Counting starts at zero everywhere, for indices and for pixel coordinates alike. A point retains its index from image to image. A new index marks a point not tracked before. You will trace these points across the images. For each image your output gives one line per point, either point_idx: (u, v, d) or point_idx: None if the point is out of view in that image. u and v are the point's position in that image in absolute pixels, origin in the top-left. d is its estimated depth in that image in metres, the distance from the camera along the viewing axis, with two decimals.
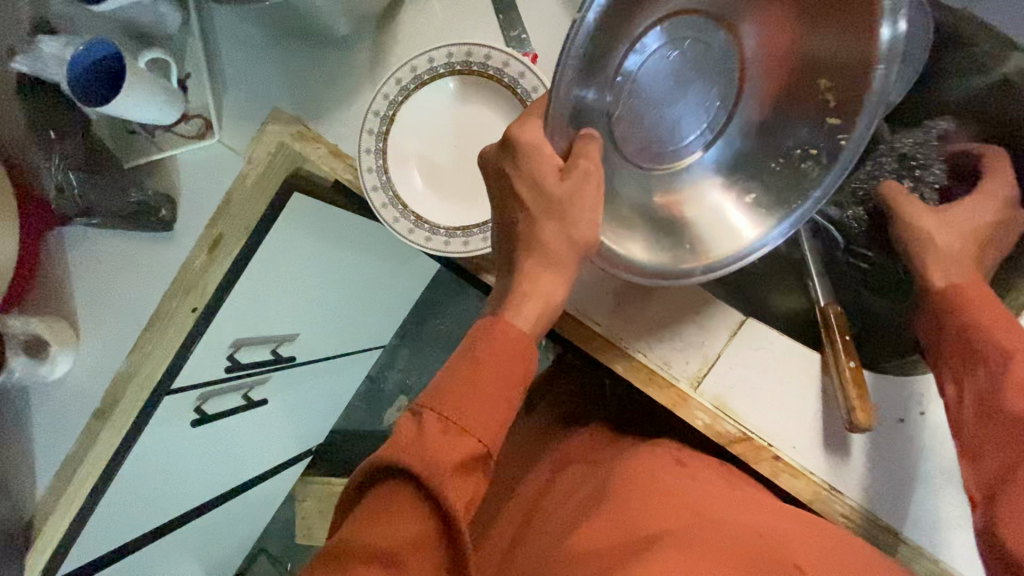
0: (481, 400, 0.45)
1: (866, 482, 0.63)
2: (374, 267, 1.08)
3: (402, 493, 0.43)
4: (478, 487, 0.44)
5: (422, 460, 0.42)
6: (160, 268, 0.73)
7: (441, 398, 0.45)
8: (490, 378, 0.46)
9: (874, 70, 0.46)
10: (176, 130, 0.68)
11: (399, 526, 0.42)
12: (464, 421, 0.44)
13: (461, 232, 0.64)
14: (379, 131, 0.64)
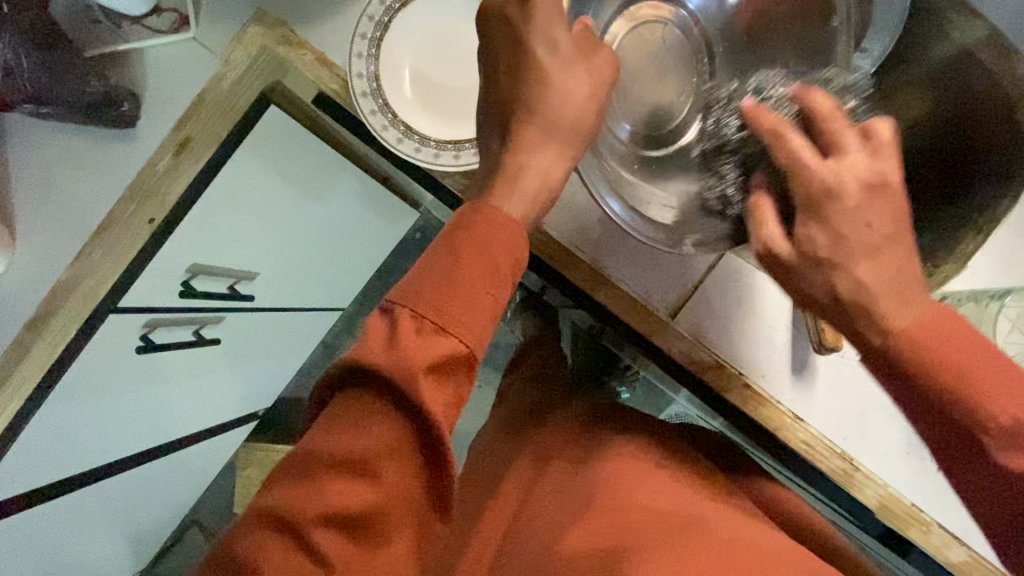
0: (465, 289, 0.38)
1: (847, 432, 0.59)
2: (344, 218, 1.04)
3: (369, 403, 0.37)
4: (458, 390, 0.38)
5: (392, 362, 0.36)
6: (115, 172, 0.67)
7: (418, 294, 0.38)
8: (473, 267, 0.38)
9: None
10: (146, 23, 0.63)
11: (369, 435, 0.36)
12: (446, 320, 0.37)
13: (453, 145, 0.59)
14: (373, 37, 0.58)
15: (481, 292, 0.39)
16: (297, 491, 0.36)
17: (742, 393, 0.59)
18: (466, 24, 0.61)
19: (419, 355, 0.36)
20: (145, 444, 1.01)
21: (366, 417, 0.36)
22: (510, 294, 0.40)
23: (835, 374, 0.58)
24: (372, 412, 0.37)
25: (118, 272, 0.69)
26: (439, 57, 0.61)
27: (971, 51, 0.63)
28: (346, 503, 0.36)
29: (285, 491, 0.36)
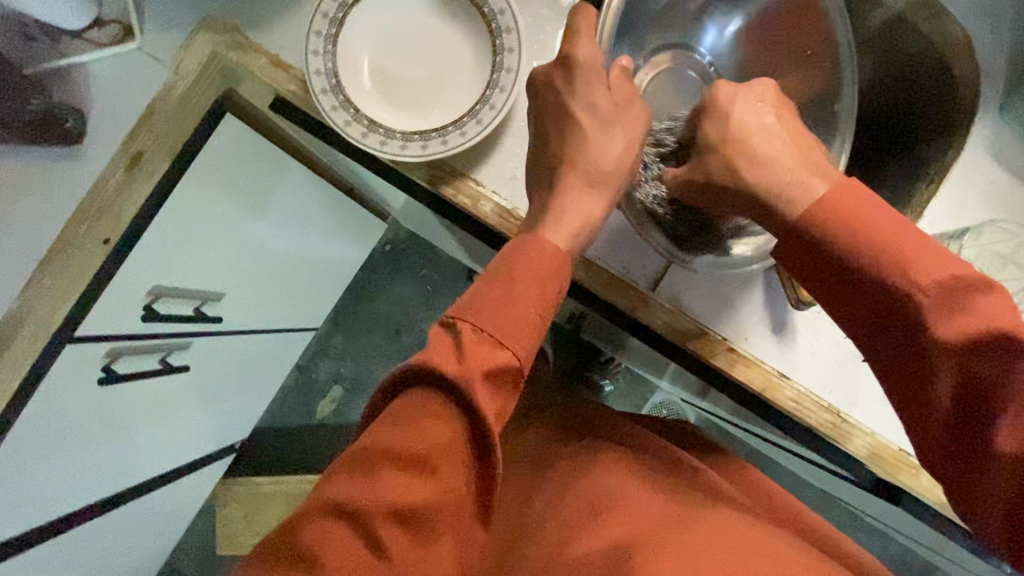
0: (520, 306, 0.39)
1: (832, 386, 0.60)
2: (309, 232, 1.03)
3: (438, 405, 0.36)
4: (509, 404, 0.38)
5: (461, 367, 0.36)
6: (61, 195, 0.63)
7: (476, 306, 0.39)
8: (528, 288, 0.40)
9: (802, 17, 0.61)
10: (87, 36, 0.60)
11: (435, 435, 0.35)
12: (501, 333, 0.38)
13: (420, 135, 0.58)
14: (329, 33, 0.57)
15: (534, 309, 0.40)
16: (356, 490, 0.34)
17: (728, 358, 0.59)
18: (423, 15, 0.61)
19: (487, 362, 0.37)
20: (112, 489, 0.94)
21: (430, 420, 0.36)
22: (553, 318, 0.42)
23: (814, 330, 0.59)
24: (435, 418, 0.36)
25: (72, 299, 0.65)
26: (398, 51, 0.61)
27: (902, 17, 0.66)
28: (407, 503, 0.34)
29: (348, 490, 0.34)
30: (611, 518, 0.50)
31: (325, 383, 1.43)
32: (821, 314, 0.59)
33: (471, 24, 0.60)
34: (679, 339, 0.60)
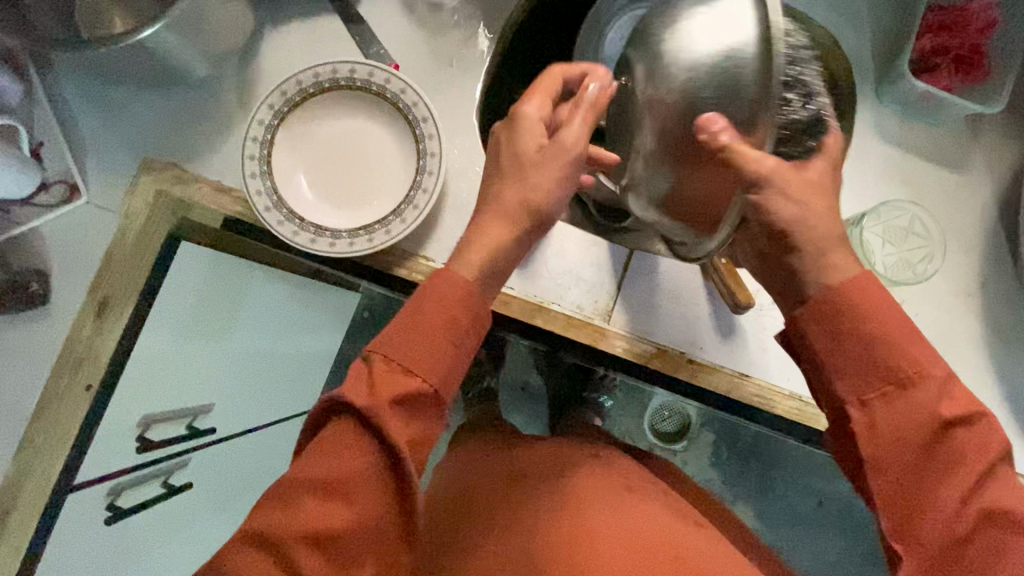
0: (429, 335, 0.43)
1: (792, 372, 0.64)
2: (285, 324, 1.06)
3: (350, 436, 0.41)
4: (424, 427, 0.43)
5: (367, 401, 0.41)
6: (40, 351, 0.67)
7: (388, 341, 0.43)
8: (438, 317, 0.44)
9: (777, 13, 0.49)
10: (35, 202, 0.64)
11: (348, 466, 0.41)
12: (408, 362, 0.42)
13: (364, 229, 0.62)
14: (261, 156, 0.62)
15: (443, 334, 0.43)
16: (279, 519, 0.40)
17: (690, 369, 0.64)
18: (345, 119, 0.66)
19: (389, 393, 0.41)
20: None
21: (345, 448, 0.41)
22: (466, 339, 0.45)
23: (761, 326, 0.64)
24: (352, 445, 0.41)
25: (68, 450, 0.66)
26: (329, 157, 0.66)
27: None
28: (319, 529, 0.40)
29: (272, 519, 0.40)
30: (557, 513, 0.56)
31: None
32: (762, 308, 0.64)
33: (390, 119, 0.65)
34: (641, 361, 0.64)
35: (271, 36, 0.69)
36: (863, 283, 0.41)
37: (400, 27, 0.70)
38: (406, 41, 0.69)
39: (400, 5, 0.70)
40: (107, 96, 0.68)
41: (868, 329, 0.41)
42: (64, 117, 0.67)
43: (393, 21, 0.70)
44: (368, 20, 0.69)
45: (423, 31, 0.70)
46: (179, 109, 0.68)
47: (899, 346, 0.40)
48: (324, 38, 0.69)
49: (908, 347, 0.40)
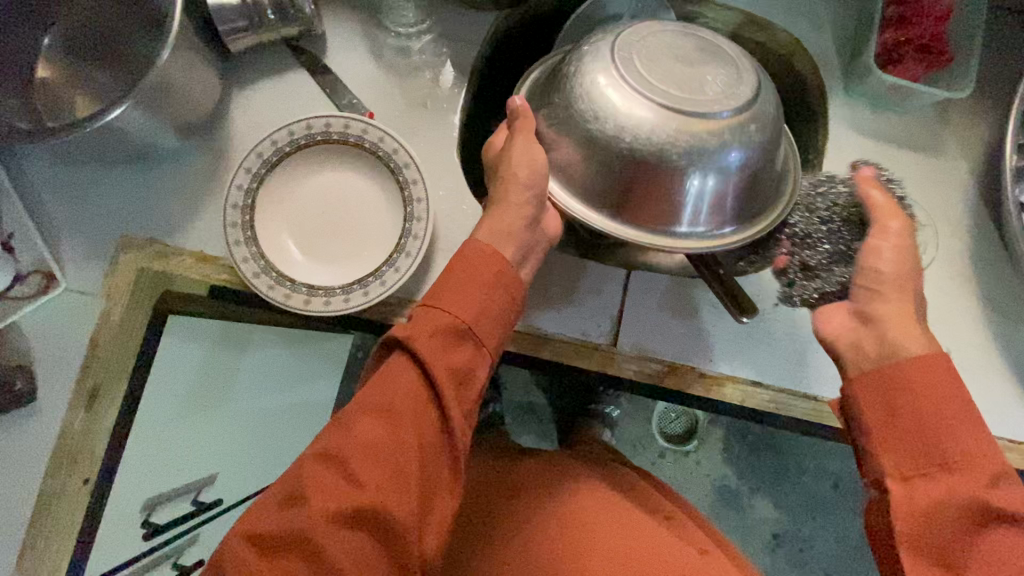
0: (469, 283, 0.47)
1: (803, 373, 0.64)
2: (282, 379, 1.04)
3: (400, 364, 0.45)
4: (468, 363, 0.46)
5: (412, 330, 0.45)
6: (28, 451, 0.63)
7: (430, 286, 0.47)
8: (476, 269, 0.47)
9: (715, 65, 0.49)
10: (12, 294, 0.62)
11: (401, 389, 0.44)
12: (445, 301, 0.46)
13: (357, 284, 0.61)
14: (243, 221, 0.60)
15: (482, 275, 0.47)
16: (338, 437, 0.43)
17: (703, 383, 0.63)
18: (327, 173, 0.65)
19: (427, 322, 0.45)
20: None
21: (395, 373, 0.44)
22: (506, 291, 0.48)
23: (767, 331, 0.64)
24: (399, 371, 0.44)
25: (72, 546, 0.63)
26: (314, 213, 0.64)
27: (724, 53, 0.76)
28: (370, 439, 0.42)
29: (333, 436, 0.44)
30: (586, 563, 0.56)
31: None
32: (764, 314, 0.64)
33: (371, 168, 0.65)
34: (653, 381, 0.63)
35: (239, 98, 0.68)
36: (928, 361, 0.44)
37: (370, 74, 0.69)
38: (378, 87, 0.69)
39: (367, 52, 0.69)
40: (77, 177, 0.66)
41: (916, 392, 0.43)
42: (33, 204, 0.65)
43: (362, 68, 0.69)
44: (337, 72, 0.69)
45: (394, 76, 0.69)
46: (152, 182, 0.66)
47: (942, 418, 0.42)
48: (294, 94, 0.68)
49: (950, 439, 0.42)
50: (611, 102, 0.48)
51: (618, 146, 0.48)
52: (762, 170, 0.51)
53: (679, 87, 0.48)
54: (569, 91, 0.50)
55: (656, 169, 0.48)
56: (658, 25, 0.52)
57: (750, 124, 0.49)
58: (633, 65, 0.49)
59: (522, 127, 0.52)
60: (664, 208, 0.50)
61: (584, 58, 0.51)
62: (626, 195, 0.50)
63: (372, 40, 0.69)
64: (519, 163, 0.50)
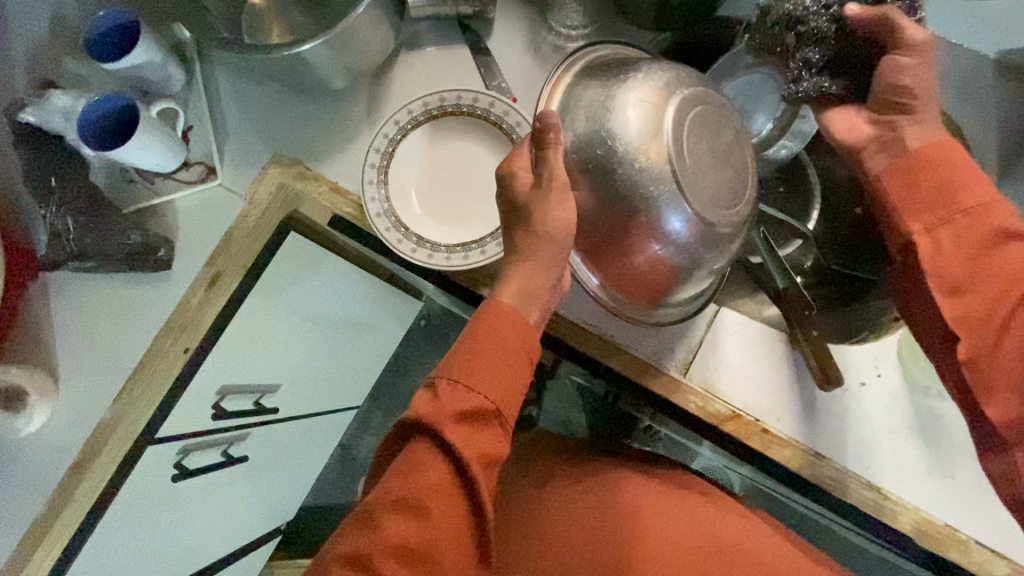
0: (496, 355, 0.51)
1: (871, 460, 0.61)
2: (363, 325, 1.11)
3: (427, 453, 0.48)
4: (493, 441, 0.50)
5: (436, 415, 0.48)
6: (148, 311, 0.72)
7: (450, 365, 0.51)
8: (504, 340, 0.52)
9: (731, 137, 0.58)
10: (177, 177, 0.72)
11: (426, 481, 0.47)
12: (471, 382, 0.50)
13: (461, 247, 0.66)
14: (381, 165, 0.67)
15: (501, 357, 0.51)
16: (368, 538, 0.46)
17: (763, 439, 0.62)
18: (458, 142, 0.70)
19: (453, 407, 0.48)
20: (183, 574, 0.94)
21: (423, 462, 0.48)
22: (525, 364, 0.52)
23: (845, 408, 0.62)
24: (427, 458, 0.48)
25: (158, 403, 0.72)
26: (437, 175, 0.70)
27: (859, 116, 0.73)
28: (403, 539, 0.46)
29: (361, 540, 0.47)
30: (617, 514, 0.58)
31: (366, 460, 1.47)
32: (846, 389, 0.62)
33: (501, 150, 0.70)
34: (714, 422, 0.63)
35: (404, 58, 0.75)
36: (939, 144, 0.50)
37: (524, 64, 0.74)
38: (527, 78, 0.74)
39: (526, 44, 0.74)
40: (252, 92, 0.75)
41: (945, 172, 0.49)
42: (213, 105, 0.75)
43: (518, 58, 0.74)
44: (495, 56, 0.74)
45: (544, 71, 0.74)
46: (313, 112, 0.74)
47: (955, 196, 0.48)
48: (452, 66, 0.74)
49: (965, 194, 0.48)
50: (636, 153, 0.55)
51: (620, 197, 0.56)
52: (705, 255, 0.58)
53: (692, 170, 0.55)
54: (605, 122, 0.56)
55: (639, 229, 0.56)
56: (707, 94, 0.58)
57: (710, 224, 0.56)
58: (677, 130, 0.55)
59: (553, 162, 0.55)
60: (637, 263, 0.59)
61: (631, 94, 0.57)
62: (608, 242, 0.58)
63: (534, 34, 0.74)
64: (554, 221, 0.54)
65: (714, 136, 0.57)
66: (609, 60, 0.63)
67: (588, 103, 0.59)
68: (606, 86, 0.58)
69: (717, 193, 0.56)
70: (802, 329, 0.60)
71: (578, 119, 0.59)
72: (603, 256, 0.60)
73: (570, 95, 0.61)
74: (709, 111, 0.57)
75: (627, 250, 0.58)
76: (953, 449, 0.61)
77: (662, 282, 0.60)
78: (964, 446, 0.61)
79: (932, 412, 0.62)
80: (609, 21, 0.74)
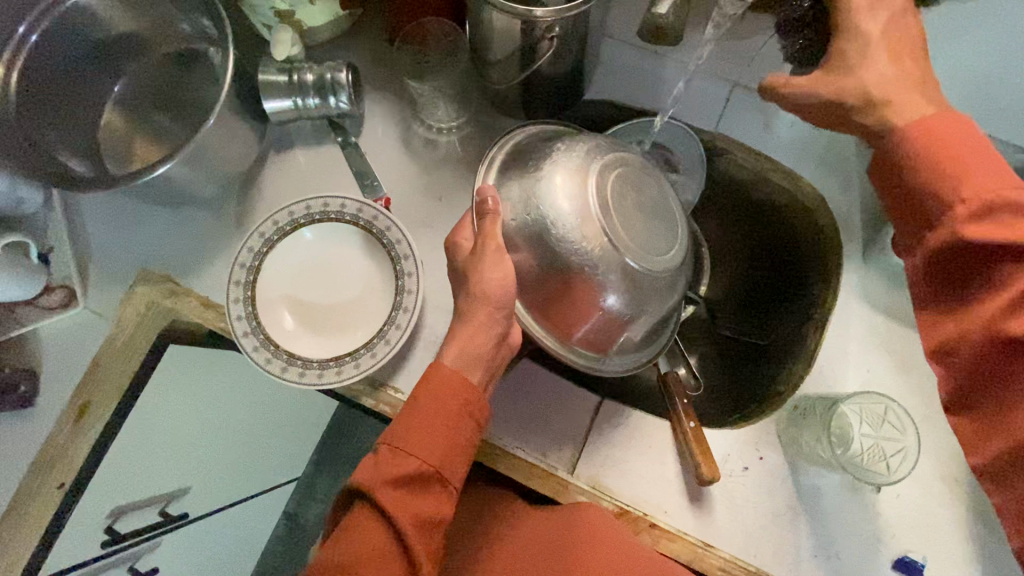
0: (438, 421, 0.49)
1: (759, 543, 0.61)
2: (287, 407, 1.07)
3: (366, 519, 0.47)
4: (437, 505, 0.48)
5: (377, 479, 0.47)
6: (15, 449, 0.68)
7: (393, 429, 0.49)
8: (445, 404, 0.50)
9: (660, 191, 0.58)
10: (39, 303, 0.68)
11: (364, 547, 0.45)
12: (412, 446, 0.48)
13: (335, 362, 0.64)
14: (247, 281, 0.65)
15: (448, 421, 0.50)
16: None
17: (652, 534, 0.62)
18: (331, 247, 0.69)
19: (392, 471, 0.47)
20: None
21: (362, 529, 0.46)
22: (475, 427, 0.51)
23: (730, 495, 0.62)
24: (365, 524, 0.46)
25: (33, 546, 0.67)
26: (312, 282, 0.68)
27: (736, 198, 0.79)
28: None
29: None
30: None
31: (313, 528, 1.40)
32: (728, 475, 0.63)
33: (371, 254, 0.69)
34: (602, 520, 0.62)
35: (274, 162, 0.73)
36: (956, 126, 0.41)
37: (396, 159, 0.73)
38: (399, 174, 0.73)
39: (397, 139, 0.74)
40: (120, 208, 0.72)
41: (945, 157, 0.40)
42: (75, 225, 0.72)
43: (391, 153, 0.73)
44: (365, 155, 0.73)
45: (417, 164, 0.73)
46: (185, 224, 0.72)
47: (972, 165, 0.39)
48: (322, 166, 0.73)
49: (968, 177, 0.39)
50: (569, 220, 0.54)
51: (560, 259, 0.54)
52: (648, 303, 0.57)
53: (628, 230, 0.54)
54: (537, 194, 0.55)
55: (583, 287, 0.55)
56: (629, 157, 0.57)
57: (652, 272, 0.55)
58: (608, 189, 0.54)
59: (491, 231, 0.54)
60: (584, 319, 0.57)
61: (559, 166, 0.55)
62: (552, 301, 0.56)
63: (405, 129, 0.74)
64: (489, 285, 0.52)
65: (645, 193, 0.57)
66: (539, 139, 0.63)
67: (522, 173, 0.58)
68: (536, 159, 0.58)
69: (658, 247, 0.56)
70: (682, 418, 0.63)
71: (513, 192, 0.57)
72: (552, 314, 0.57)
73: (509, 169, 0.60)
74: (638, 168, 0.58)
75: (570, 307, 0.56)
76: (835, 529, 0.61)
77: (612, 337, 0.59)
78: (844, 523, 0.61)
79: (812, 491, 0.62)
80: (481, 109, 0.74)
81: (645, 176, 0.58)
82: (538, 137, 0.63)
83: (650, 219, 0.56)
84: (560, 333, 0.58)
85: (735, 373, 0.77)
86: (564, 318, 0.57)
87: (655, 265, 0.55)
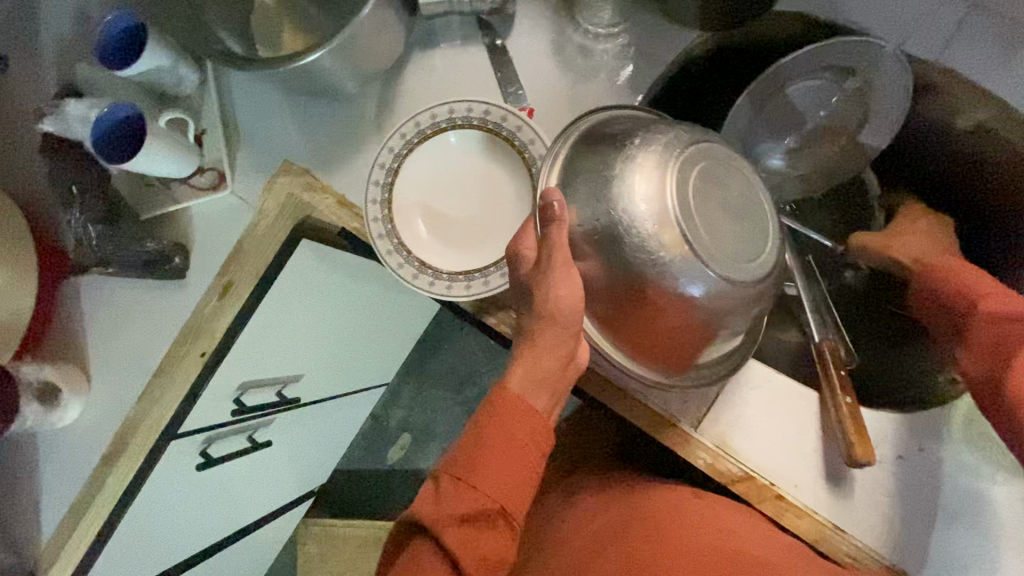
0: (505, 451, 0.46)
1: (901, 537, 0.55)
2: (390, 315, 1.10)
3: (429, 555, 0.44)
4: (501, 542, 0.45)
5: (440, 515, 0.44)
6: (166, 315, 0.74)
7: (455, 459, 0.46)
8: (513, 436, 0.46)
9: (751, 192, 0.49)
10: (190, 182, 0.71)
11: None
12: (475, 480, 0.45)
13: (466, 276, 0.62)
14: (385, 182, 0.63)
15: (517, 453, 0.46)
16: None
17: (776, 506, 0.57)
18: (468, 156, 0.65)
19: (455, 509, 0.44)
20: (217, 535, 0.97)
21: (424, 564, 0.44)
22: (543, 457, 0.47)
23: (875, 481, 0.56)
24: (427, 560, 0.44)
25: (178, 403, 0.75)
26: (446, 192, 0.66)
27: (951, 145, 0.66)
28: None
29: None
30: None
31: (395, 432, 1.48)
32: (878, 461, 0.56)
33: (512, 166, 0.64)
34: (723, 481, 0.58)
35: (417, 62, 0.70)
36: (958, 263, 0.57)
37: (544, 68, 0.67)
38: (546, 85, 0.67)
39: (548, 46, 0.67)
40: (266, 96, 0.72)
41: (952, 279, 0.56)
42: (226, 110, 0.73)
43: (541, 61, 0.67)
44: (513, 61, 0.67)
45: (567, 75, 0.66)
46: (325, 119, 0.71)
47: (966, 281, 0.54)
48: (465, 70, 0.68)
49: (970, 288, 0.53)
50: (646, 226, 0.46)
51: (634, 270, 0.47)
52: (733, 318, 0.50)
53: (712, 234, 0.47)
54: (606, 197, 0.48)
55: (658, 300, 0.48)
56: (713, 147, 0.49)
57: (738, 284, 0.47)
58: (689, 190, 0.46)
59: (558, 240, 0.47)
60: (660, 332, 0.50)
61: (633, 163, 0.47)
62: (622, 313, 0.50)
63: (559, 34, 0.67)
64: (558, 302, 0.47)
65: (731, 191, 0.48)
66: (608, 123, 0.53)
67: (590, 170, 0.50)
68: (606, 153, 0.49)
69: (748, 255, 0.48)
70: (838, 391, 0.55)
71: (578, 191, 0.50)
72: (617, 329, 0.52)
73: (572, 164, 0.52)
74: (723, 163, 0.49)
75: (643, 321, 0.50)
76: (996, 541, 0.54)
77: (687, 353, 0.52)
78: (1010, 537, 0.54)
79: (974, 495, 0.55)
80: (647, 17, 0.65)
81: (732, 175, 0.49)
82: (610, 119, 0.54)
83: (738, 223, 0.48)
84: (631, 347, 0.52)
85: (903, 356, 0.67)
86: (632, 334, 0.51)
87: (740, 279, 0.47)
